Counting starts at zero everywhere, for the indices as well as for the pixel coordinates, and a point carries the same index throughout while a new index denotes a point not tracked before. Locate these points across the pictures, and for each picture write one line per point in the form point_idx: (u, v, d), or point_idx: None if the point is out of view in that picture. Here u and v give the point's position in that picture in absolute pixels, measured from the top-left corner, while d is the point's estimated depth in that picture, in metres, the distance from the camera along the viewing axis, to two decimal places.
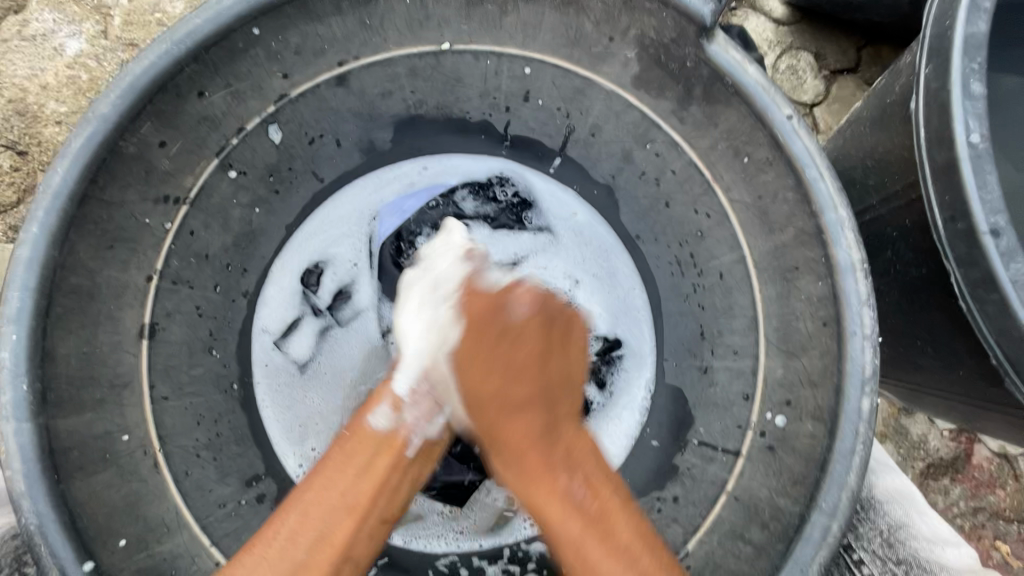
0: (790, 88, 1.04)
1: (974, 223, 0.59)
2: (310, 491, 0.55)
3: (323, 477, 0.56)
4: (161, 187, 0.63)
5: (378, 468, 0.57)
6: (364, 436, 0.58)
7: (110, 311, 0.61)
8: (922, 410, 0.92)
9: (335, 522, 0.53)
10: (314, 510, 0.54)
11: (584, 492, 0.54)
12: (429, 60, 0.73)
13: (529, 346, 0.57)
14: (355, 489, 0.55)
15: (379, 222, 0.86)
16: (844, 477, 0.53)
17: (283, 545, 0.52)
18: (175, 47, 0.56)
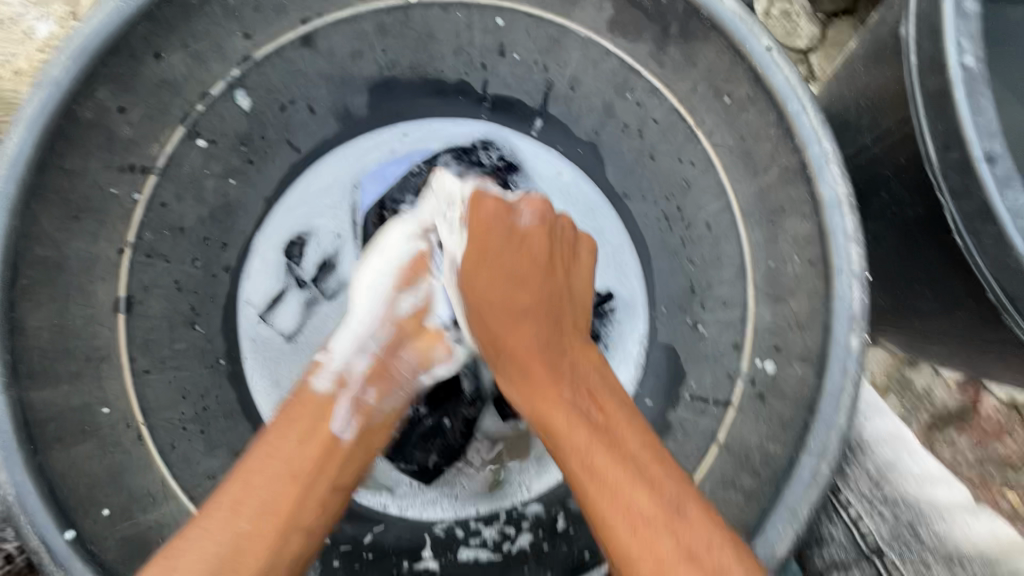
0: (783, 34, 1.00)
1: (968, 150, 0.56)
2: (253, 461, 0.53)
3: (268, 444, 0.55)
4: (124, 155, 0.61)
5: (326, 433, 0.57)
6: (306, 401, 0.58)
7: (81, 284, 0.60)
8: (926, 360, 0.89)
9: (278, 492, 0.52)
10: (254, 480, 0.52)
11: (592, 407, 0.55)
12: (397, 15, 0.71)
13: (536, 247, 0.61)
14: (298, 455, 0.54)
15: (361, 190, 0.83)
16: (833, 417, 0.52)
17: (225, 516, 0.50)
18: (125, 4, 0.54)
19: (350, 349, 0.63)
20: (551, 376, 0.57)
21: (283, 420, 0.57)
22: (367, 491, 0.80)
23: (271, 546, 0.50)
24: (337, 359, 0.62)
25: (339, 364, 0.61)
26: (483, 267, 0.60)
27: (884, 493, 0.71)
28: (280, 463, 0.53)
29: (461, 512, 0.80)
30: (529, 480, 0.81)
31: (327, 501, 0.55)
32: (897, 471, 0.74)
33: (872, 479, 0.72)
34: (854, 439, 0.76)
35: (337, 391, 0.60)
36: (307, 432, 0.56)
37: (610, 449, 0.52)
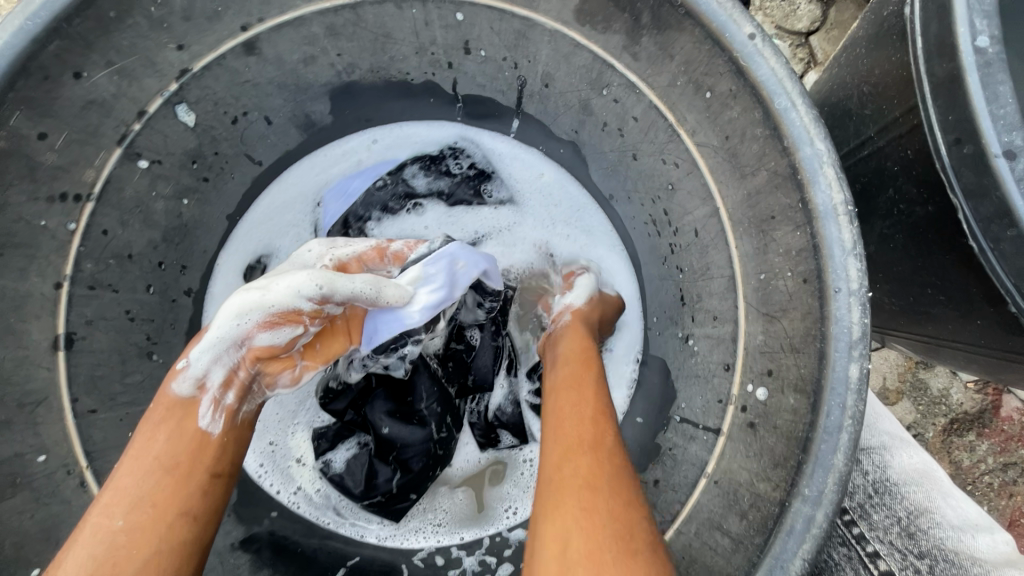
0: (781, 18, 0.93)
1: (983, 144, 0.49)
2: (119, 465, 0.50)
3: (135, 447, 0.51)
4: (52, 183, 0.57)
5: (193, 427, 0.53)
6: (160, 405, 0.53)
7: (10, 325, 0.56)
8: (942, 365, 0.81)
9: (154, 485, 0.49)
10: (126, 480, 0.48)
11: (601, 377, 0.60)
12: (346, 15, 0.65)
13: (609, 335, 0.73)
14: (175, 447, 0.51)
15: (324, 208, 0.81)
16: (830, 458, 0.45)
17: (96, 522, 0.47)
18: (30, 22, 0.48)
19: (208, 355, 0.54)
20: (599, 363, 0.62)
21: (145, 421, 0.53)
22: (340, 521, 0.75)
23: (154, 537, 0.46)
24: (191, 359, 0.54)
25: (199, 370, 0.54)
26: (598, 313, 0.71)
27: (920, 547, 0.64)
28: (150, 461, 0.50)
29: (444, 540, 0.75)
30: (516, 505, 0.76)
31: (209, 488, 0.51)
32: (931, 516, 0.66)
33: (900, 528, 0.66)
34: (874, 479, 0.69)
35: (198, 392, 0.54)
36: (177, 429, 0.52)
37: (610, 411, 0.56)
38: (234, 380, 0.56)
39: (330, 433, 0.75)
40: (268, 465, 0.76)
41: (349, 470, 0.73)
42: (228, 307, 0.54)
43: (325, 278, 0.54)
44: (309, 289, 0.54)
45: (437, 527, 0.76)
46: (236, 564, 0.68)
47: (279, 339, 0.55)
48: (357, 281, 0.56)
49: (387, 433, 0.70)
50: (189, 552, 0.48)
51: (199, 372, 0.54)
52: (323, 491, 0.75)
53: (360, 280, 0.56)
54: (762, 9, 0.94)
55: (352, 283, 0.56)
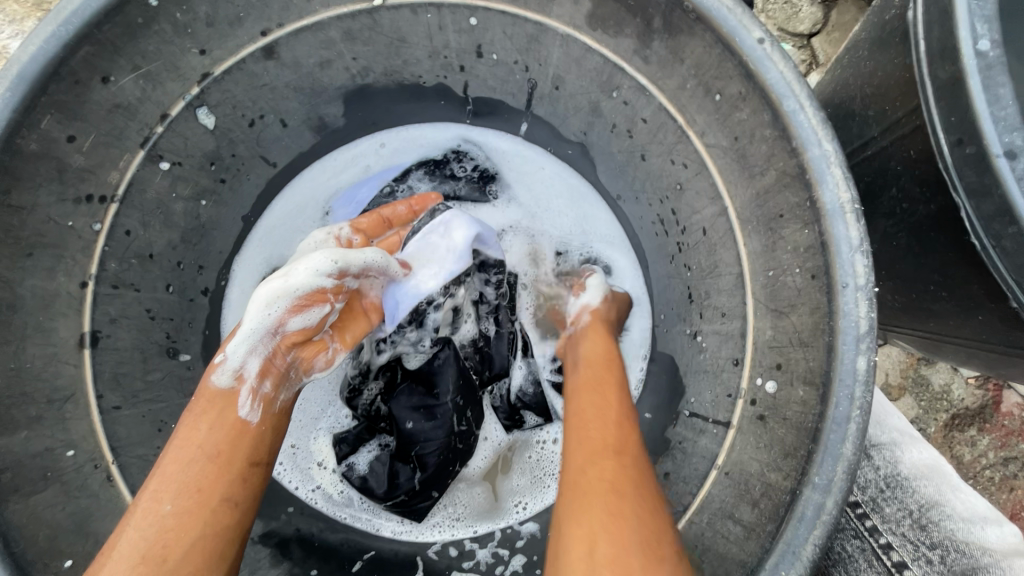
0: (783, 20, 0.96)
1: (985, 145, 0.51)
2: (164, 452, 0.52)
3: (179, 435, 0.53)
4: (79, 185, 0.58)
5: (234, 416, 0.55)
6: (203, 395, 0.55)
7: (39, 323, 0.57)
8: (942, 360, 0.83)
9: (198, 472, 0.50)
10: (169, 469, 0.51)
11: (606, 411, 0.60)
12: (363, 19, 0.66)
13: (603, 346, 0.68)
14: (216, 437, 0.53)
15: (334, 216, 0.81)
16: (839, 447, 0.47)
17: (144, 506, 0.49)
18: (63, 28, 0.50)
19: (243, 347, 0.56)
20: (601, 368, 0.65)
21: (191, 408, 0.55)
22: (357, 515, 0.76)
23: (200, 520, 0.49)
24: (228, 351, 0.56)
25: (235, 362, 0.56)
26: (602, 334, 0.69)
27: (930, 538, 0.66)
28: (195, 449, 0.52)
29: (459, 534, 0.76)
30: (527, 499, 0.78)
31: (248, 475, 0.53)
32: (942, 509, 0.68)
33: (912, 520, 0.67)
34: (886, 474, 0.71)
35: (237, 383, 0.56)
36: (219, 418, 0.54)
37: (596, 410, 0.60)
38: (270, 369, 0.58)
39: (350, 437, 0.76)
40: (288, 463, 0.77)
41: (372, 471, 0.74)
42: (255, 300, 0.56)
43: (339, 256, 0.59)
44: (327, 266, 0.58)
45: (454, 522, 0.77)
46: (256, 557, 0.69)
47: (312, 320, 0.59)
48: (368, 255, 0.62)
49: (410, 429, 0.72)
50: (233, 534, 0.51)
51: (238, 363, 0.56)
52: (344, 492, 0.77)
53: (371, 255, 0.62)
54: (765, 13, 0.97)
55: (370, 258, 0.62)
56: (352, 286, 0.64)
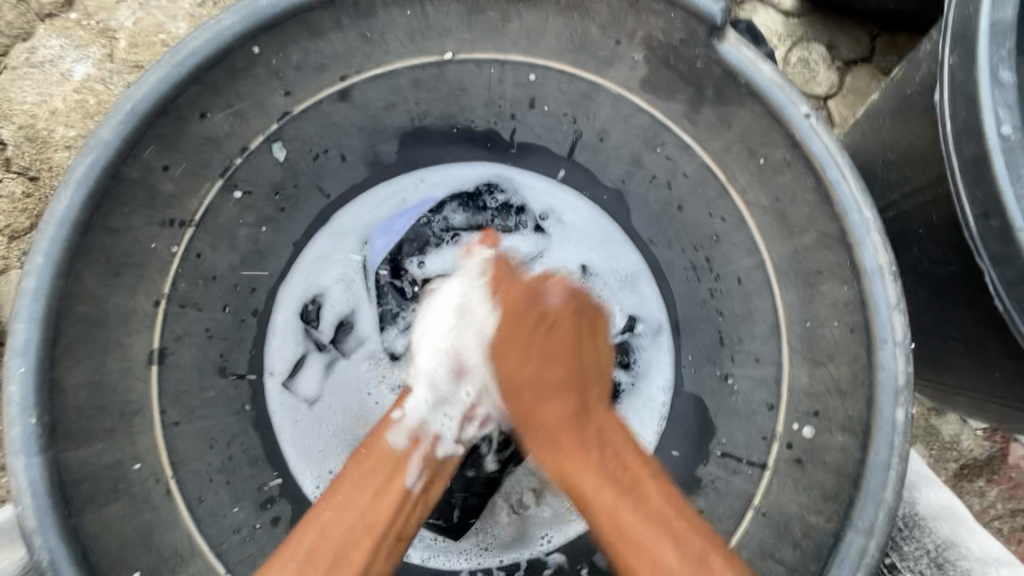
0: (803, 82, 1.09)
1: (1008, 219, 0.55)
2: (328, 508, 0.57)
3: (341, 493, 0.58)
4: (166, 210, 0.62)
5: (397, 486, 0.59)
6: (378, 456, 0.60)
7: (118, 339, 0.60)
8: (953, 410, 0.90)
9: (355, 540, 0.55)
10: (332, 530, 0.56)
11: (617, 466, 0.55)
12: (432, 70, 0.71)
13: (564, 334, 0.59)
14: (375, 508, 0.57)
15: (371, 246, 0.82)
16: (880, 492, 0.50)
17: (301, 566, 0.54)
18: (174, 69, 0.56)
19: (418, 413, 0.63)
20: (576, 436, 0.56)
21: (352, 466, 0.61)
22: None
23: None
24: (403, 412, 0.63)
25: (413, 422, 0.62)
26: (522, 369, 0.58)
27: None
28: (357, 514, 0.57)
29: (485, 561, 0.78)
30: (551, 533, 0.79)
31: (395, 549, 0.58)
32: (958, 550, 0.68)
33: (930, 560, 0.67)
34: (904, 512, 0.72)
35: (409, 445, 0.61)
36: (383, 487, 0.59)
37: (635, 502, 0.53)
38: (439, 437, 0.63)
39: None
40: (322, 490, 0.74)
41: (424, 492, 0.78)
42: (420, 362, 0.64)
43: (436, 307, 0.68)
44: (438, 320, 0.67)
45: (482, 550, 0.79)
46: None
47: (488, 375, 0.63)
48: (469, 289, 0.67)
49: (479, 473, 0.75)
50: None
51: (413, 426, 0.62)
52: None
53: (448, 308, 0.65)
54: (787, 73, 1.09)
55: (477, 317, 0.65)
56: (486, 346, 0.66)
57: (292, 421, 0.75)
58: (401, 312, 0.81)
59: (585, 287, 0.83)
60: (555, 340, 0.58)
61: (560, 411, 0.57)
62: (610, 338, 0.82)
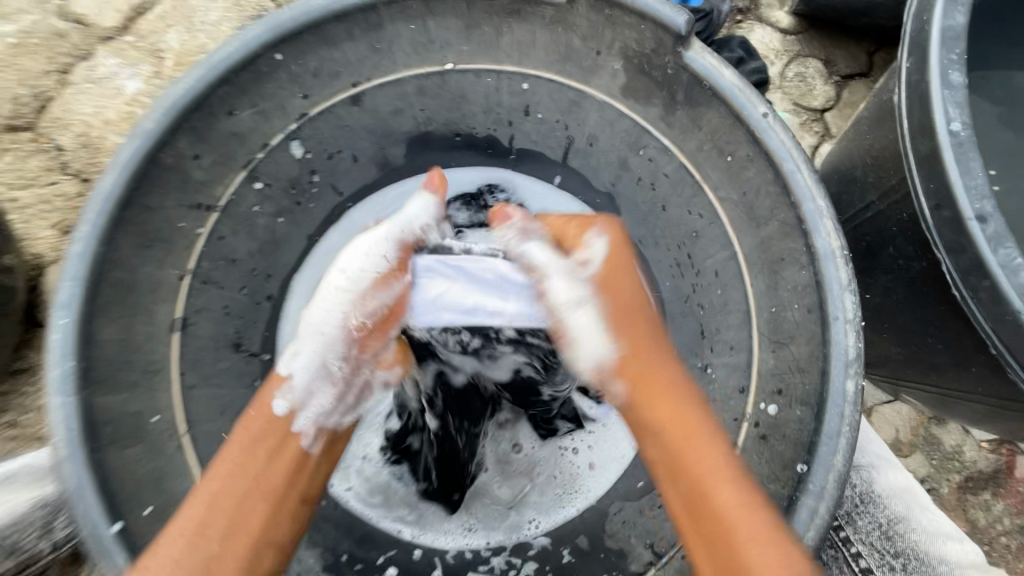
0: (800, 95, 1.20)
1: (959, 210, 0.58)
2: (213, 481, 0.54)
3: (222, 468, 0.55)
4: (195, 194, 0.71)
5: (287, 454, 0.58)
6: (264, 421, 0.58)
7: (146, 304, 0.68)
8: (958, 418, 0.91)
9: (247, 510, 0.54)
10: (223, 501, 0.54)
11: (718, 440, 0.53)
12: (435, 79, 0.79)
13: (629, 280, 0.60)
14: (265, 474, 0.56)
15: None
16: (830, 458, 0.53)
17: (189, 542, 0.51)
18: (210, 71, 0.65)
19: (310, 372, 0.61)
20: (661, 402, 0.55)
21: (240, 430, 0.58)
22: (385, 516, 0.82)
23: (240, 568, 0.52)
24: (285, 376, 0.60)
25: (302, 389, 0.60)
26: (618, 287, 0.59)
27: (896, 547, 0.72)
28: (248, 481, 0.55)
29: (474, 543, 0.81)
30: (539, 518, 0.82)
31: (299, 513, 0.57)
32: (908, 524, 0.75)
33: (879, 532, 0.73)
34: (861, 491, 0.75)
35: (294, 412, 0.59)
36: (276, 450, 0.57)
37: (737, 489, 0.50)
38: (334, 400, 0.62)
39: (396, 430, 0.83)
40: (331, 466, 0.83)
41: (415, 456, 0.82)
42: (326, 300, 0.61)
43: (348, 268, 0.61)
44: (342, 278, 0.61)
45: (468, 531, 0.82)
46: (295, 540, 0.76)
47: (586, 354, 0.58)
48: (395, 258, 0.63)
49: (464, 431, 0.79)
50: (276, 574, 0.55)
51: (297, 386, 0.60)
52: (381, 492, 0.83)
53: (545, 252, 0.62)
54: (785, 87, 1.20)
55: (558, 283, 0.60)
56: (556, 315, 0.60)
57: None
58: None
59: None
60: (627, 285, 0.60)
61: (652, 367, 0.57)
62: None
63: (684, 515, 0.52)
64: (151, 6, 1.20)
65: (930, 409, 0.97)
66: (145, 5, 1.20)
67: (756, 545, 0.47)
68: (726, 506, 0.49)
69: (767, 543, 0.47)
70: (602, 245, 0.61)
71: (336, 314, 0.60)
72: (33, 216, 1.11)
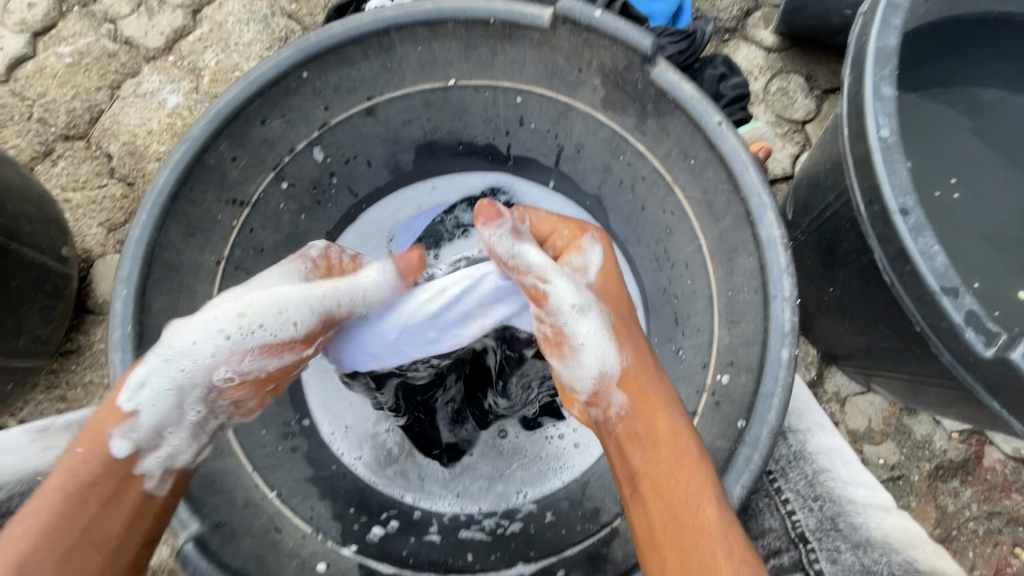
0: (783, 108, 1.29)
1: (886, 204, 0.68)
2: (51, 519, 0.56)
3: (57, 501, 0.57)
4: (231, 191, 0.83)
5: (101, 492, 0.59)
6: (96, 460, 0.60)
7: (189, 283, 0.80)
8: (925, 409, 0.97)
9: (82, 557, 0.57)
10: (17, 539, 0.55)
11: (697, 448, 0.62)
12: (439, 93, 0.90)
13: (623, 305, 0.72)
14: (102, 520, 0.59)
15: (395, 242, 1.06)
16: (766, 414, 0.62)
17: None
18: (247, 87, 0.76)
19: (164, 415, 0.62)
20: (652, 412, 0.64)
21: (67, 472, 0.59)
22: (388, 482, 0.91)
23: None
24: (127, 413, 0.62)
25: (147, 426, 0.62)
26: (614, 307, 0.70)
27: (816, 492, 0.76)
28: (79, 528, 0.57)
29: (467, 507, 0.90)
30: (527, 489, 0.91)
31: (139, 555, 0.61)
32: (829, 474, 0.78)
33: (806, 482, 0.77)
34: (794, 447, 0.81)
35: (132, 454, 0.62)
36: (113, 496, 0.60)
37: (708, 491, 0.59)
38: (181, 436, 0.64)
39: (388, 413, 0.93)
40: (340, 434, 0.93)
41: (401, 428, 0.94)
42: (201, 338, 0.63)
43: (248, 316, 0.64)
44: (233, 329, 0.63)
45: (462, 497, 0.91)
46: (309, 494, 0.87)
47: (594, 360, 0.66)
48: (307, 330, 0.67)
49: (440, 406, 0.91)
50: None
51: (135, 424, 0.62)
52: (386, 461, 0.93)
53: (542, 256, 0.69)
54: (768, 100, 1.29)
55: (561, 287, 0.68)
56: (561, 320, 0.68)
57: (317, 378, 0.95)
58: None
59: None
60: (624, 309, 0.72)
61: (644, 381, 0.66)
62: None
63: (657, 512, 0.60)
64: (191, 29, 1.34)
65: (900, 400, 1.03)
66: (186, 28, 1.34)
67: (715, 543, 0.56)
68: (693, 509, 0.58)
69: (724, 542, 0.56)
70: (595, 253, 0.74)
71: (204, 362, 0.63)
72: (84, 215, 1.25)
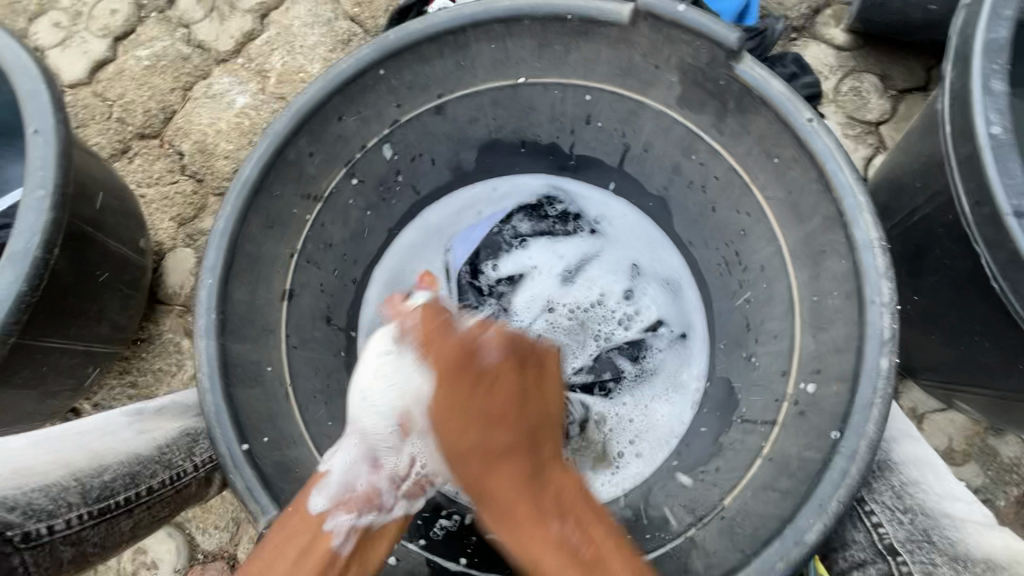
0: (854, 108, 1.23)
1: (997, 206, 0.64)
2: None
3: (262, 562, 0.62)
4: (307, 185, 0.84)
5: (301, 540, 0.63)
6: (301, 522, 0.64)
7: (265, 274, 0.81)
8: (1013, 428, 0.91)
9: None
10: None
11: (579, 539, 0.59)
12: (508, 91, 0.88)
13: (503, 390, 0.67)
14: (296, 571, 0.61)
15: (452, 252, 1.04)
16: (863, 426, 0.63)
17: None
18: (326, 83, 0.78)
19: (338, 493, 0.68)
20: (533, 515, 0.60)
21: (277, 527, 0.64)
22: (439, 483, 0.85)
23: None
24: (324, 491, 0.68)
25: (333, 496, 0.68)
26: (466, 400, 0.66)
27: (904, 504, 0.71)
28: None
29: None
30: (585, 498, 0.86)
31: None
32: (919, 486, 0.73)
33: (894, 492, 0.72)
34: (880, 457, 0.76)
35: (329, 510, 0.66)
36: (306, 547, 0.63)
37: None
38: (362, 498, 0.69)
39: None
40: None
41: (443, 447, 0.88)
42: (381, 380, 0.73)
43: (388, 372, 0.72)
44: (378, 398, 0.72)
45: None
46: None
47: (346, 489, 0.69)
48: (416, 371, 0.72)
49: None
50: None
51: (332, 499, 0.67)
52: None
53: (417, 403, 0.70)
54: (839, 101, 1.24)
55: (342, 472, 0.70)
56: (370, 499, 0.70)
57: None
58: (479, 304, 1.01)
59: (631, 286, 1.00)
60: (497, 395, 0.66)
61: (513, 472, 0.63)
62: (633, 334, 0.98)
63: None
64: (260, 33, 1.39)
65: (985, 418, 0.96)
66: (255, 32, 1.39)
67: None
68: None
69: None
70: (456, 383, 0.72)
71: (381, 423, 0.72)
72: (157, 210, 1.31)
